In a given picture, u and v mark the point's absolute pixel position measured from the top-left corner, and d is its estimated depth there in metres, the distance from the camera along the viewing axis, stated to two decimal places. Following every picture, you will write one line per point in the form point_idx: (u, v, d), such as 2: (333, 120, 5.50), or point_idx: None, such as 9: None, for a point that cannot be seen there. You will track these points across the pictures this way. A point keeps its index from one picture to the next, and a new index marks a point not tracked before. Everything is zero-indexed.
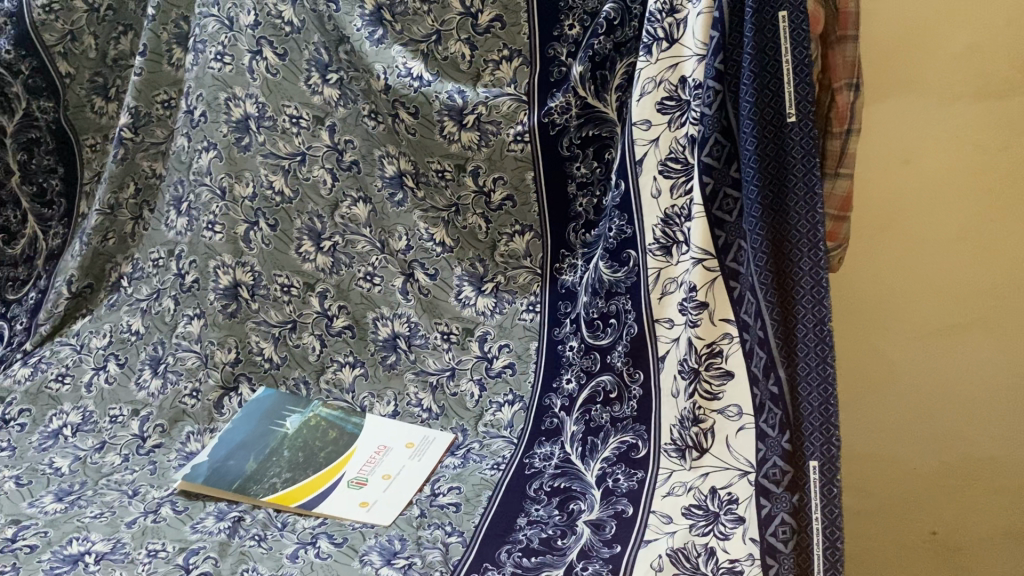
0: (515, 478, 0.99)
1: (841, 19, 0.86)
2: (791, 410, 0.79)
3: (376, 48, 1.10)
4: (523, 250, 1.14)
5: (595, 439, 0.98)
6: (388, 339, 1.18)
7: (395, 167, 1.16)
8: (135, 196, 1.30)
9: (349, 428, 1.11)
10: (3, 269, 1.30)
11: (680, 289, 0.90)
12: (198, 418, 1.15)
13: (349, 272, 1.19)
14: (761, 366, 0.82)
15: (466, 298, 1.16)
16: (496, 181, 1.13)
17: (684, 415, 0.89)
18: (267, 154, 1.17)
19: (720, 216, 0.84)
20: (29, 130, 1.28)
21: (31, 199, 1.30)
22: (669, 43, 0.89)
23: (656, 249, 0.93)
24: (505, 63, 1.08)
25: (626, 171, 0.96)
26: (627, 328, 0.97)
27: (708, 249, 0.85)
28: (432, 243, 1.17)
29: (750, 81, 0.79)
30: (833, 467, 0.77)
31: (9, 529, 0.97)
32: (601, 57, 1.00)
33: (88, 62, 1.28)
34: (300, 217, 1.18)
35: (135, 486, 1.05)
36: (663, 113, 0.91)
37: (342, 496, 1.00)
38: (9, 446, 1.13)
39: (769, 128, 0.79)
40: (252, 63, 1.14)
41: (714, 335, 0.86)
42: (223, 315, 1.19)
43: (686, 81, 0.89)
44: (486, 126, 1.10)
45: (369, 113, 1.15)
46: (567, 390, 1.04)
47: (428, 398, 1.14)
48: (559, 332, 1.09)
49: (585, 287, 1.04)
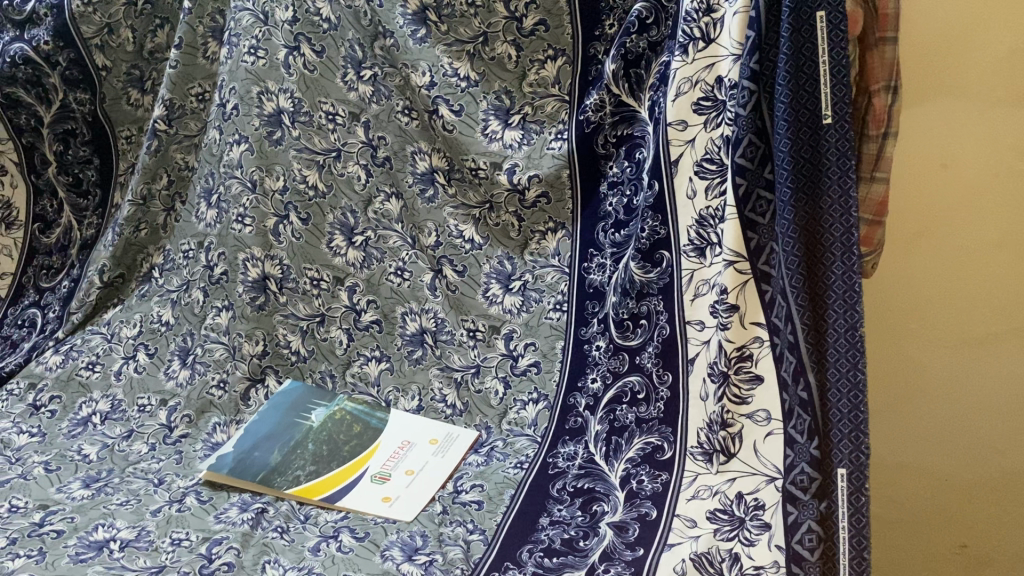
0: (538, 477, 0.99)
1: (881, 20, 0.85)
2: (820, 417, 0.78)
3: (419, 46, 1.12)
4: (553, 249, 1.14)
5: (619, 439, 0.97)
6: (415, 334, 1.17)
7: (427, 163, 1.17)
8: (167, 188, 1.32)
9: (374, 423, 1.11)
10: (39, 258, 1.34)
11: (711, 291, 0.88)
12: (225, 409, 1.16)
13: (380, 267, 1.18)
14: (791, 371, 0.81)
15: (493, 295, 1.16)
16: (532, 178, 1.11)
17: (712, 419, 0.87)
18: (301, 149, 1.17)
19: (753, 217, 0.83)
20: (65, 121, 1.30)
21: (67, 189, 1.33)
22: (705, 43, 0.87)
23: (690, 250, 0.92)
24: (549, 63, 1.10)
25: (660, 171, 0.95)
26: (658, 329, 0.96)
27: (740, 251, 0.84)
28: (462, 240, 1.17)
29: (785, 82, 0.79)
30: (861, 475, 0.76)
31: (38, 514, 0.98)
32: (635, 55, 0.99)
33: (125, 55, 1.31)
34: (333, 212, 1.18)
35: (161, 474, 1.06)
36: (699, 113, 0.90)
37: (365, 491, 1.00)
38: (39, 432, 1.15)
39: (804, 129, 0.78)
40: (287, 59, 1.14)
41: (745, 339, 0.85)
42: (252, 308, 1.19)
43: (722, 81, 0.88)
44: (530, 125, 1.12)
45: (403, 109, 1.16)
46: (592, 389, 1.03)
47: (452, 395, 1.14)
48: (586, 331, 1.07)
49: (615, 287, 1.03)
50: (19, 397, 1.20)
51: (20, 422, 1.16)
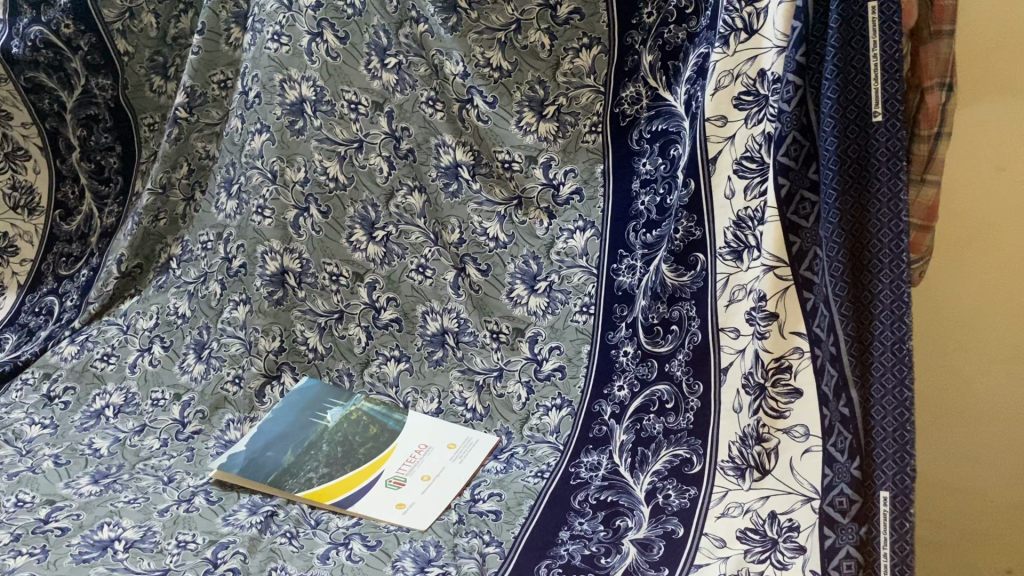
0: (559, 488, 0.94)
1: (936, 11, 0.79)
2: (862, 435, 0.73)
3: (451, 35, 1.09)
4: (581, 249, 1.09)
5: (646, 451, 0.92)
6: (436, 334, 1.13)
7: (451, 156, 1.13)
8: (187, 177, 1.29)
9: (391, 424, 1.07)
10: (58, 246, 1.33)
11: (748, 297, 0.84)
12: (239, 406, 1.13)
13: (401, 264, 1.15)
14: (832, 385, 0.76)
15: (517, 296, 1.11)
16: (567, 174, 1.10)
17: (747, 433, 0.83)
18: (323, 140, 1.13)
19: (796, 220, 0.78)
20: (87, 106, 1.28)
21: (89, 176, 1.32)
22: (748, 35, 0.83)
23: (726, 253, 0.87)
24: (584, 51, 1.06)
25: (696, 168, 0.90)
26: (690, 336, 0.91)
27: (781, 256, 0.79)
28: (486, 238, 1.13)
29: (832, 76, 0.74)
30: (906, 500, 0.71)
31: (43, 510, 0.95)
32: (673, 46, 0.97)
33: (148, 41, 1.28)
34: (354, 206, 1.14)
35: (170, 472, 1.03)
36: (740, 108, 0.85)
37: (379, 496, 0.96)
38: (51, 424, 1.12)
39: (852, 127, 0.74)
40: (310, 46, 1.10)
41: (784, 349, 0.80)
42: (269, 302, 1.15)
43: (765, 75, 0.82)
44: (566, 117, 1.09)
45: (428, 99, 1.12)
46: (619, 397, 0.98)
47: (473, 398, 1.09)
48: (613, 336, 1.03)
49: (644, 290, 0.98)
50: (34, 386, 1.18)
51: (34, 413, 1.14)
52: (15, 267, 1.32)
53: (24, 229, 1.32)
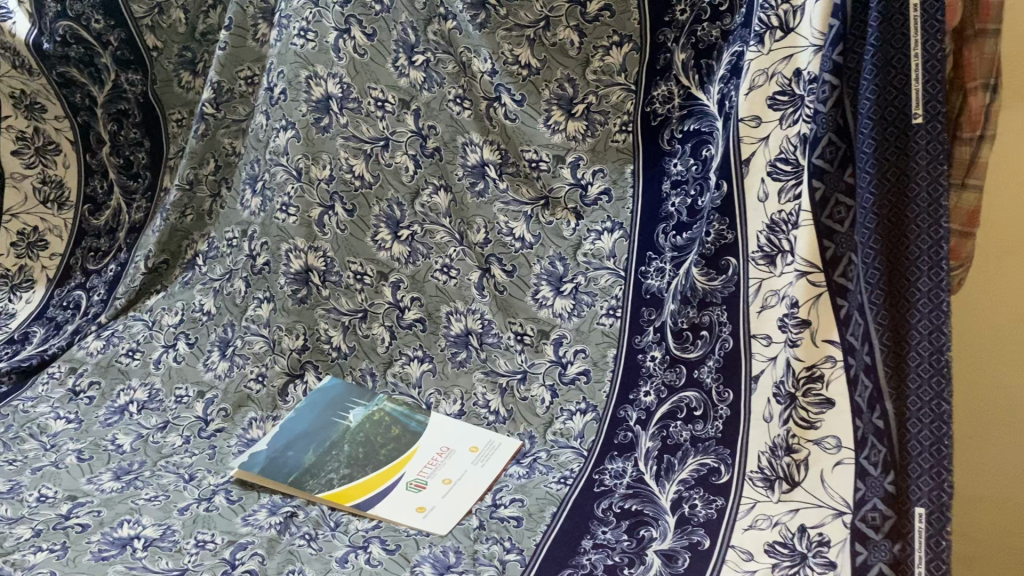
0: (583, 495, 0.92)
1: (983, 9, 0.76)
2: (896, 449, 0.72)
3: (479, 32, 1.07)
4: (608, 250, 1.07)
5: (672, 459, 0.90)
6: (460, 335, 1.12)
7: (478, 155, 1.11)
8: (214, 173, 1.28)
9: (413, 426, 1.05)
10: (87, 240, 1.33)
11: (781, 303, 0.82)
12: (262, 404, 1.12)
13: (425, 264, 1.13)
14: (866, 396, 0.75)
15: (543, 298, 1.09)
16: (596, 173, 1.08)
17: (777, 443, 0.81)
18: (348, 137, 1.12)
19: (830, 224, 0.77)
20: (117, 101, 1.29)
21: (118, 171, 1.32)
22: (784, 32, 0.81)
23: (759, 257, 0.85)
24: (615, 49, 1.04)
25: (728, 169, 0.88)
26: (720, 342, 0.89)
27: (814, 261, 0.78)
28: (512, 238, 1.11)
29: (871, 75, 0.74)
30: (942, 517, 0.70)
31: (64, 505, 0.95)
32: (706, 44, 0.95)
33: (177, 36, 1.28)
34: (379, 204, 1.13)
35: (192, 470, 1.02)
36: (774, 109, 0.83)
37: (401, 498, 0.94)
38: (76, 419, 1.12)
39: (891, 129, 0.73)
40: (338, 42, 1.09)
41: (817, 357, 0.78)
42: (293, 300, 1.15)
43: (801, 74, 0.81)
44: (595, 116, 1.07)
45: (455, 97, 1.11)
46: (645, 402, 0.96)
47: (496, 400, 1.07)
48: (640, 340, 1.01)
49: (673, 294, 0.96)
50: (60, 380, 1.19)
51: (59, 407, 1.14)
52: (45, 261, 1.33)
53: (54, 224, 1.33)
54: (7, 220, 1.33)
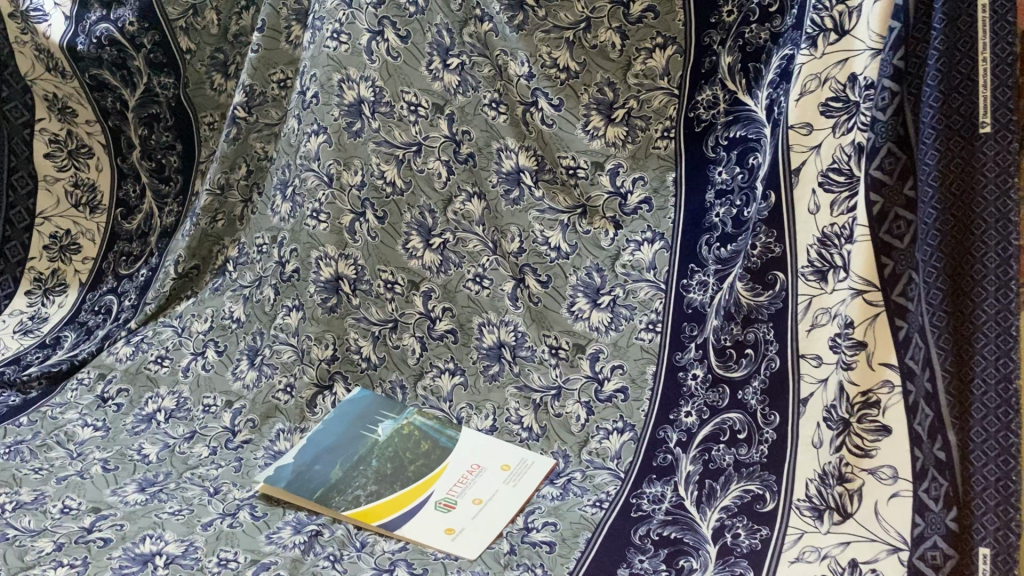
0: (619, 519, 0.88)
1: None
2: (959, 483, 0.68)
3: (517, 35, 1.04)
4: (648, 262, 1.03)
5: (714, 484, 0.85)
6: (492, 348, 1.07)
7: (513, 161, 1.07)
8: (245, 178, 1.25)
9: (443, 442, 1.01)
10: (119, 244, 1.32)
11: (833, 321, 0.78)
12: (290, 416, 1.09)
13: (458, 273, 1.09)
14: (926, 425, 0.70)
15: (579, 310, 1.05)
16: (636, 181, 1.04)
17: (827, 472, 0.77)
18: (381, 142, 1.08)
19: (888, 240, 0.73)
20: (149, 105, 1.28)
21: (150, 174, 1.31)
22: (838, 35, 0.78)
23: (809, 273, 0.81)
24: (658, 51, 1.01)
25: (776, 178, 0.83)
26: (766, 361, 0.84)
27: (871, 280, 0.74)
28: (548, 247, 1.07)
29: (935, 82, 0.70)
30: (1009, 558, 0.67)
31: (88, 518, 0.93)
32: (754, 47, 0.92)
33: (210, 38, 1.27)
34: (410, 211, 1.09)
35: (217, 483, 1.00)
36: (827, 115, 0.79)
37: (428, 519, 0.91)
38: (104, 426, 1.11)
39: (955, 139, 0.69)
40: (370, 44, 1.06)
41: (872, 382, 0.74)
42: (323, 309, 1.11)
43: (856, 80, 0.77)
44: (636, 121, 1.03)
45: (491, 101, 1.06)
46: (686, 423, 0.92)
47: (529, 417, 1.03)
48: (681, 357, 0.96)
49: (716, 309, 0.91)
50: (89, 387, 1.17)
51: (87, 414, 1.13)
52: (77, 265, 1.32)
53: (86, 227, 1.33)
54: (39, 222, 1.32)
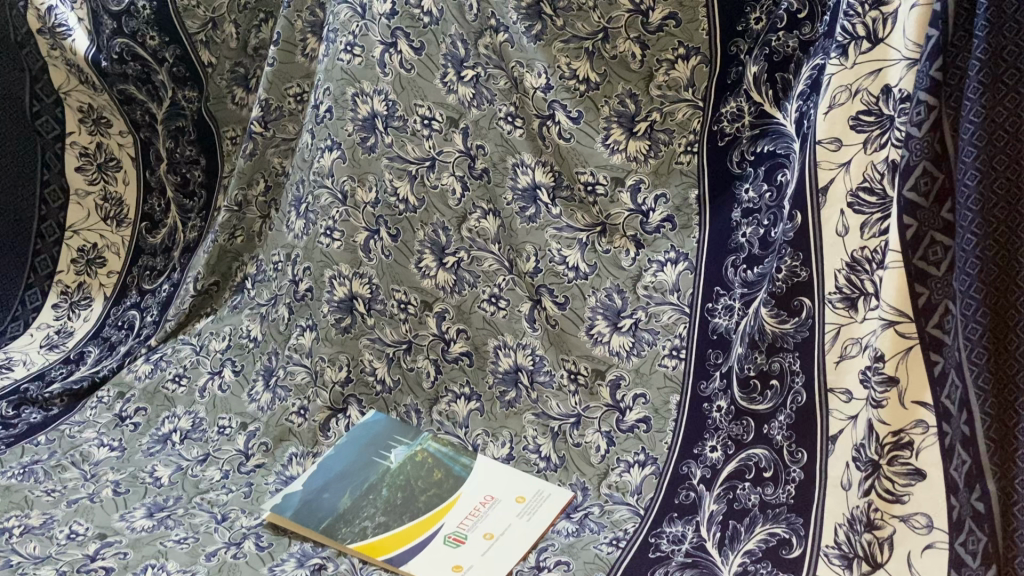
0: (635, 561, 0.83)
1: None
2: (999, 538, 0.64)
3: (535, 44, 0.99)
4: (672, 284, 0.97)
5: (737, 525, 0.80)
6: (509, 373, 1.04)
7: (530, 177, 1.02)
8: (263, 194, 1.24)
9: (456, 470, 0.98)
10: (143, 259, 1.31)
11: (864, 354, 0.72)
12: (303, 439, 1.06)
13: (473, 293, 1.05)
14: (963, 472, 0.65)
15: (598, 334, 1.00)
16: (658, 199, 0.98)
17: (855, 517, 0.71)
18: (394, 157, 1.05)
19: (923, 266, 0.66)
20: (177, 117, 1.26)
21: (175, 189, 1.29)
22: (871, 44, 0.71)
23: (837, 300, 0.75)
24: (680, 63, 0.96)
25: (803, 200, 0.77)
26: (792, 395, 0.78)
27: (903, 310, 0.67)
28: (564, 267, 1.01)
29: (976, 95, 0.64)
30: None
31: (93, 545, 0.91)
32: (782, 56, 0.86)
33: (229, 52, 1.24)
34: (424, 229, 1.06)
35: (225, 510, 0.97)
36: (857, 130, 0.73)
37: (436, 554, 0.87)
38: (119, 447, 1.09)
39: (999, 158, 0.64)
40: (383, 56, 1.03)
41: (903, 422, 0.68)
42: (337, 330, 1.09)
43: (891, 92, 0.71)
44: (659, 135, 0.98)
45: (506, 115, 1.02)
46: (710, 459, 0.86)
47: (547, 446, 0.99)
48: (706, 387, 0.91)
49: (741, 337, 0.86)
50: (107, 405, 1.15)
51: (104, 433, 1.11)
52: (102, 279, 1.31)
53: (111, 241, 1.32)
54: (68, 236, 1.31)
